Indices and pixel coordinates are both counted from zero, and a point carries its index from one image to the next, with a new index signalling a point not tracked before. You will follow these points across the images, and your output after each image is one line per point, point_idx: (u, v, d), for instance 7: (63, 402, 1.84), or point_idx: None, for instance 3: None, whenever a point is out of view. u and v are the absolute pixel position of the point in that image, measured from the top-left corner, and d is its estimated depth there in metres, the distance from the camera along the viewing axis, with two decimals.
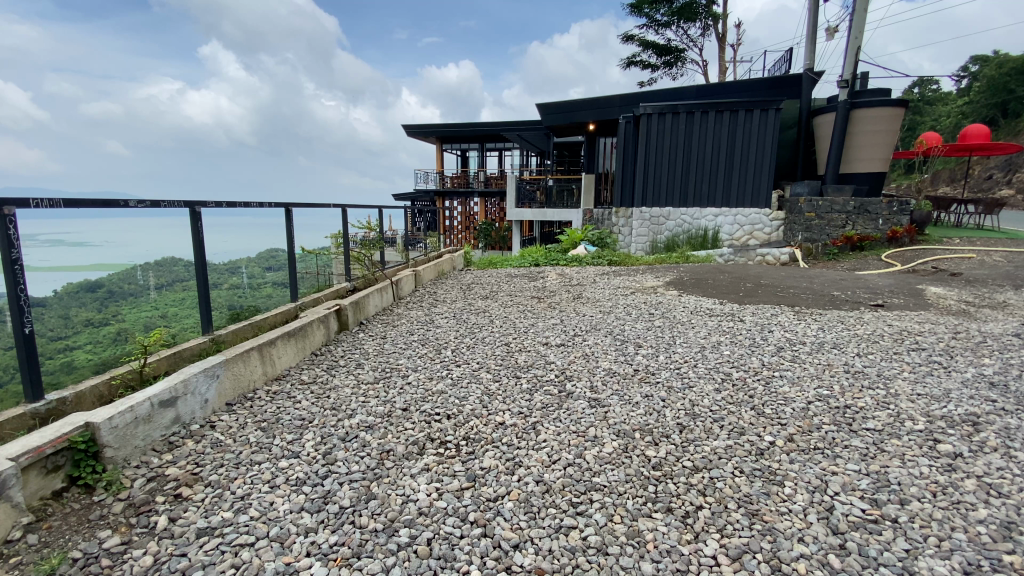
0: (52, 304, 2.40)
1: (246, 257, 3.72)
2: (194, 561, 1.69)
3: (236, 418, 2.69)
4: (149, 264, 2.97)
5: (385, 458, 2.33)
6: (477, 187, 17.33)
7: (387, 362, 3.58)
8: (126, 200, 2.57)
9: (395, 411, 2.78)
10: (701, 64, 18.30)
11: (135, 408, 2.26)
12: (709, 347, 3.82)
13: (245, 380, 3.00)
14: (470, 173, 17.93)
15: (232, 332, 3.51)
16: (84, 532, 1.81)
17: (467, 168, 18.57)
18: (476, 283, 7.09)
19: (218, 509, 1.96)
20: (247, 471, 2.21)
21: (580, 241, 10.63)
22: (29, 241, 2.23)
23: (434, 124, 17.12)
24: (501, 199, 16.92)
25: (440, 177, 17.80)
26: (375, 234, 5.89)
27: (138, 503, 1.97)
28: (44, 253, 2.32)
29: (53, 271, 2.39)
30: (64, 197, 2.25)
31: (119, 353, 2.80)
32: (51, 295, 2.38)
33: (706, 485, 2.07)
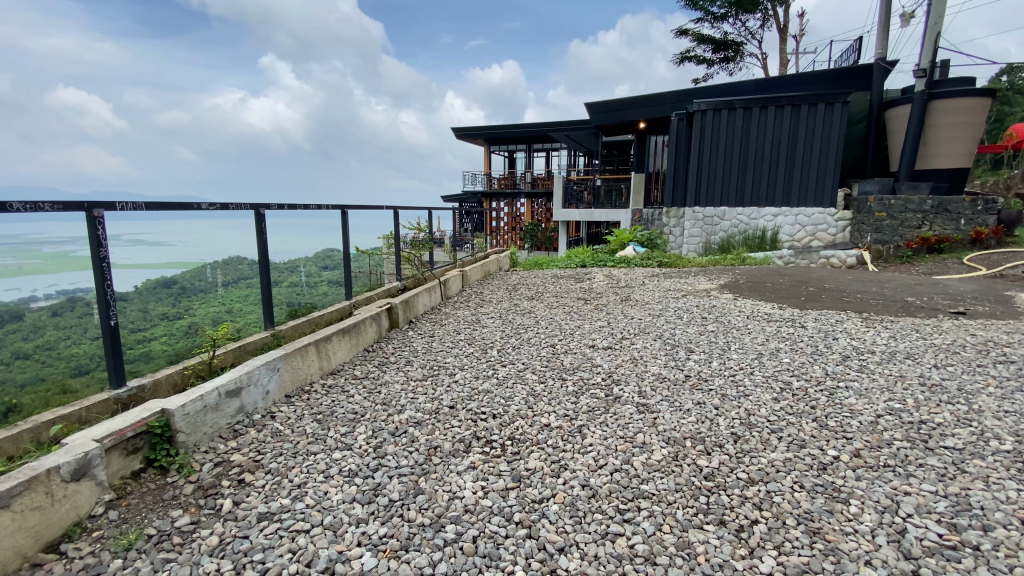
0: (133, 299, 2.63)
1: (304, 257, 3.95)
2: (256, 543, 1.81)
3: (294, 410, 2.82)
4: (216, 263, 3.19)
5: (432, 454, 2.37)
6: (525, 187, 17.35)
7: (435, 360, 3.65)
8: (199, 203, 2.77)
9: (441, 408, 2.83)
10: (761, 56, 17.41)
11: (205, 397, 2.41)
12: (766, 353, 3.64)
13: (303, 374, 3.14)
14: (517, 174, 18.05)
15: (292, 327, 3.72)
16: (159, 511, 1.97)
17: (515, 169, 18.66)
18: (521, 283, 7.11)
19: (276, 495, 2.07)
20: (304, 461, 2.32)
21: (630, 241, 10.60)
22: (114, 241, 2.44)
23: (483, 127, 17.36)
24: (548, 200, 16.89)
25: (488, 179, 18.06)
26: (424, 235, 6.00)
27: (206, 485, 2.11)
28: (127, 253, 2.54)
29: (133, 269, 2.60)
30: (146, 201, 2.45)
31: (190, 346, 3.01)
32: (132, 291, 2.62)
33: (763, 500, 1.97)
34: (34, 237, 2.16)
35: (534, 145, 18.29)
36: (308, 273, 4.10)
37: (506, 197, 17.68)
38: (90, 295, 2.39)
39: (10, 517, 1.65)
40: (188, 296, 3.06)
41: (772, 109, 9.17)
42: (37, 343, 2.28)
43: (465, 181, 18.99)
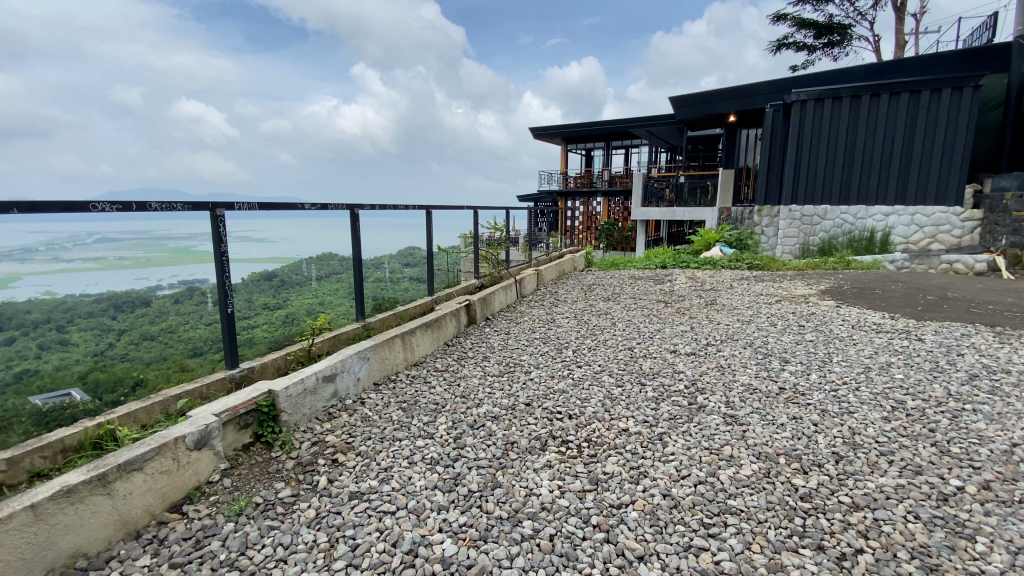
0: (240, 289, 2.89)
1: (388, 255, 4.16)
2: (347, 519, 1.95)
3: (381, 397, 2.99)
4: (312, 258, 3.45)
5: (510, 449, 2.41)
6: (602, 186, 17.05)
7: (511, 357, 3.69)
8: (303, 203, 3.03)
9: (518, 405, 2.86)
10: (872, 40, 15.78)
11: (305, 380, 2.63)
12: (874, 368, 3.30)
13: (390, 363, 3.31)
14: (594, 173, 17.79)
15: (380, 320, 3.99)
16: (265, 482, 2.18)
17: (592, 168, 18.42)
18: (597, 284, 7.00)
19: (366, 475, 2.22)
20: (391, 445, 2.46)
21: (716, 242, 10.09)
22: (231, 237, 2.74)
23: (561, 125, 17.33)
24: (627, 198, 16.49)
25: (564, 178, 17.99)
26: (501, 234, 6.09)
27: (305, 462, 2.30)
28: (236, 248, 2.79)
29: (242, 262, 2.86)
30: (259, 201, 2.72)
31: (286, 334, 3.29)
32: (239, 282, 2.87)
33: (869, 528, 1.79)
34: (160, 233, 2.52)
35: (613, 142, 17.96)
36: (391, 270, 4.29)
37: (582, 196, 17.63)
38: (206, 285, 2.70)
39: (143, 478, 1.92)
40: (286, 288, 3.32)
41: (885, 97, 8.31)
42: (160, 327, 2.62)
43: (541, 180, 19.06)
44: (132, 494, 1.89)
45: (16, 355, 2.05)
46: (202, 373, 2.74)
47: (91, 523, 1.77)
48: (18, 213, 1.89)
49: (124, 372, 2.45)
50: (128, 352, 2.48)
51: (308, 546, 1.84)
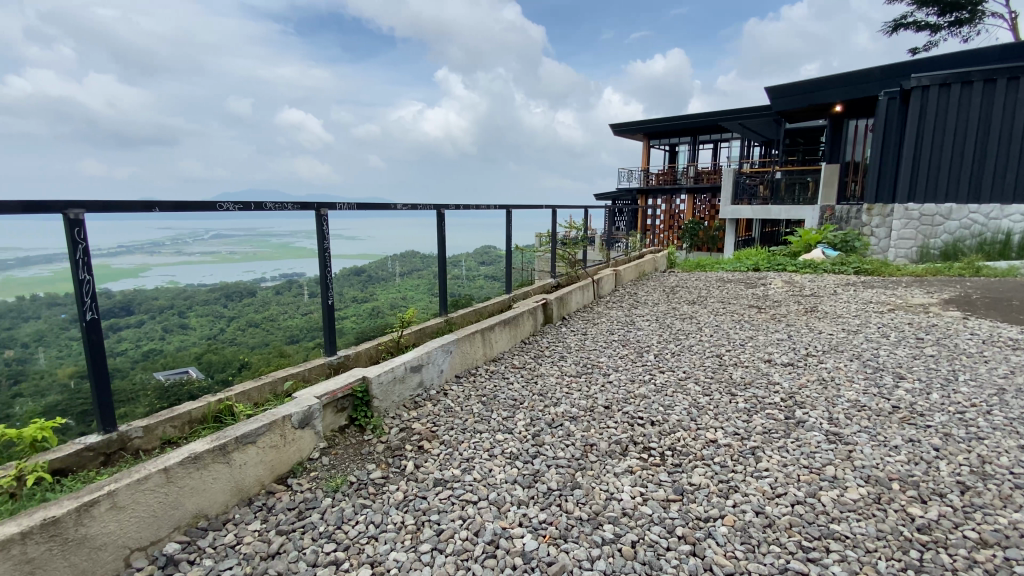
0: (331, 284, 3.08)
1: (465, 253, 4.26)
2: (433, 505, 2.07)
3: (462, 390, 3.11)
4: (396, 255, 3.65)
5: (589, 451, 2.40)
6: (686, 183, 16.35)
7: (589, 359, 3.66)
8: (396, 203, 3.23)
9: (597, 407, 2.84)
10: (1012, 14, 13.76)
11: (395, 369, 2.79)
12: (1013, 390, 2.88)
13: (470, 357, 3.42)
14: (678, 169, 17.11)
15: (461, 315, 4.16)
16: (358, 462, 2.38)
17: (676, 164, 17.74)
18: (681, 286, 6.75)
19: (449, 464, 2.35)
20: (472, 437, 2.57)
21: (818, 243, 9.29)
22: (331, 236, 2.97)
23: (642, 121, 16.89)
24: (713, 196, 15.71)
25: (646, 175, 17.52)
26: (580, 233, 6.06)
27: (393, 447, 2.49)
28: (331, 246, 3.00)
29: (338, 259, 3.05)
30: (357, 202, 2.94)
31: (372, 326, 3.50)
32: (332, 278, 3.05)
33: (1003, 570, 1.57)
34: (265, 231, 2.76)
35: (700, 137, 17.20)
36: (466, 268, 4.40)
37: (664, 193, 17.08)
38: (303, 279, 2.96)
39: (256, 450, 2.15)
40: (373, 283, 3.52)
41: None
42: (263, 315, 2.89)
43: (620, 178, 18.70)
44: (247, 465, 2.12)
45: (145, 336, 2.35)
46: (297, 360, 3.04)
47: (214, 488, 2.01)
48: (159, 211, 2.17)
49: (233, 355, 2.74)
50: (236, 336, 2.76)
51: (397, 526, 1.98)
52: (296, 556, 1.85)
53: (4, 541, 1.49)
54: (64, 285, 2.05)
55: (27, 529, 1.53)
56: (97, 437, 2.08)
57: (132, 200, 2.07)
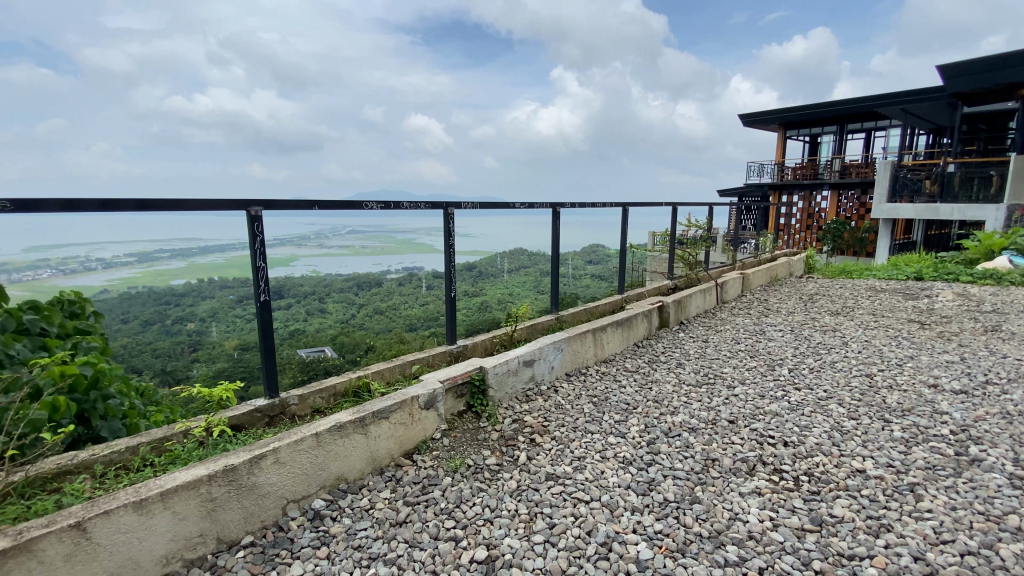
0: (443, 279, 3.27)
1: (573, 251, 4.20)
2: (545, 498, 2.10)
3: (574, 388, 3.10)
4: (504, 252, 3.72)
5: (711, 466, 2.26)
6: (830, 178, 14.56)
7: (710, 368, 3.44)
8: (515, 202, 3.36)
9: (720, 420, 2.66)
10: None
11: (509, 362, 2.88)
12: None
13: (581, 357, 3.41)
14: (821, 162, 15.23)
15: (573, 315, 4.20)
16: (474, 447, 2.50)
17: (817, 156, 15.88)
18: (821, 294, 6.06)
19: (561, 461, 2.37)
20: (583, 436, 2.56)
21: (1005, 249, 7.78)
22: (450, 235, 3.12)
23: (778, 110, 15.44)
24: (862, 193, 13.84)
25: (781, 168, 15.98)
26: (703, 232, 5.73)
27: (507, 436, 2.57)
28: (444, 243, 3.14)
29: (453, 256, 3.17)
30: (480, 202, 3.13)
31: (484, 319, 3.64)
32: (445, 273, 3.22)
33: None
34: (393, 229, 2.95)
35: (848, 125, 15.25)
36: (574, 266, 4.36)
37: (801, 188, 15.41)
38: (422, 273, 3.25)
39: (388, 425, 2.35)
40: (483, 278, 3.63)
41: None
42: (388, 304, 3.28)
43: (748, 173, 17.29)
44: (380, 437, 2.33)
45: (291, 318, 2.70)
46: (415, 347, 3.29)
47: (354, 455, 2.25)
48: (317, 209, 2.50)
49: (361, 338, 3.07)
50: (365, 322, 3.15)
51: (511, 513, 2.04)
52: (420, 528, 1.99)
53: (197, 480, 1.81)
54: (231, 271, 2.50)
55: (212, 472, 1.85)
56: (264, 400, 2.46)
57: (297, 200, 2.40)
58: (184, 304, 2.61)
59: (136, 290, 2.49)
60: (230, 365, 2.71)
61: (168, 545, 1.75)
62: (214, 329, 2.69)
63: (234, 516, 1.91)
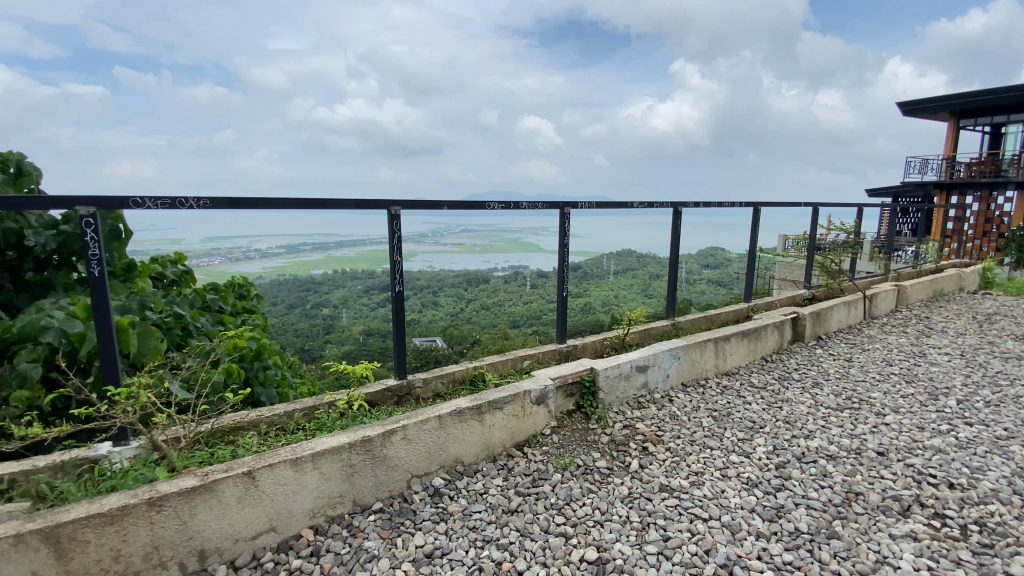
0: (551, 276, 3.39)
1: (688, 254, 4.01)
2: (658, 509, 2.03)
3: (691, 399, 2.96)
4: (611, 253, 3.68)
5: (852, 499, 2.01)
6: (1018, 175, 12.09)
7: (853, 391, 3.06)
8: (632, 202, 3.35)
9: (865, 451, 2.36)
10: None
11: (622, 366, 2.82)
12: None
13: (700, 367, 3.23)
14: (1004, 155, 12.46)
15: (690, 321, 4.04)
16: (585, 448, 2.49)
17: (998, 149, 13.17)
18: (1004, 315, 5.07)
19: (676, 473, 2.27)
20: (701, 451, 2.43)
21: None
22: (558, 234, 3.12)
23: (948, 96, 13.18)
24: None
25: (948, 164, 13.64)
26: (850, 237, 5.11)
27: (618, 441, 2.52)
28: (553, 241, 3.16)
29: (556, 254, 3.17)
30: (596, 201, 3.19)
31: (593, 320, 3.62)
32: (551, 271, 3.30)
33: None
34: (501, 227, 3.02)
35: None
36: (687, 270, 4.14)
37: (979, 187, 12.99)
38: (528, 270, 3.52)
39: (502, 416, 2.44)
40: (587, 279, 3.53)
41: None
42: (493, 301, 3.71)
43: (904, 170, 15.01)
44: (494, 427, 2.42)
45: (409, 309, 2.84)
46: (517, 343, 3.35)
47: (470, 440, 2.37)
48: (447, 210, 2.68)
49: (468, 332, 3.33)
50: (471, 316, 3.53)
51: (622, 519, 2.00)
52: (531, 519, 2.04)
53: (340, 447, 2.03)
54: (360, 263, 2.80)
55: (352, 441, 2.06)
56: (394, 380, 2.71)
57: (428, 200, 2.61)
58: (321, 291, 3.07)
59: (286, 278, 2.99)
60: (356, 347, 3.02)
61: (315, 500, 2.00)
62: (344, 315, 3.15)
63: (367, 483, 2.12)
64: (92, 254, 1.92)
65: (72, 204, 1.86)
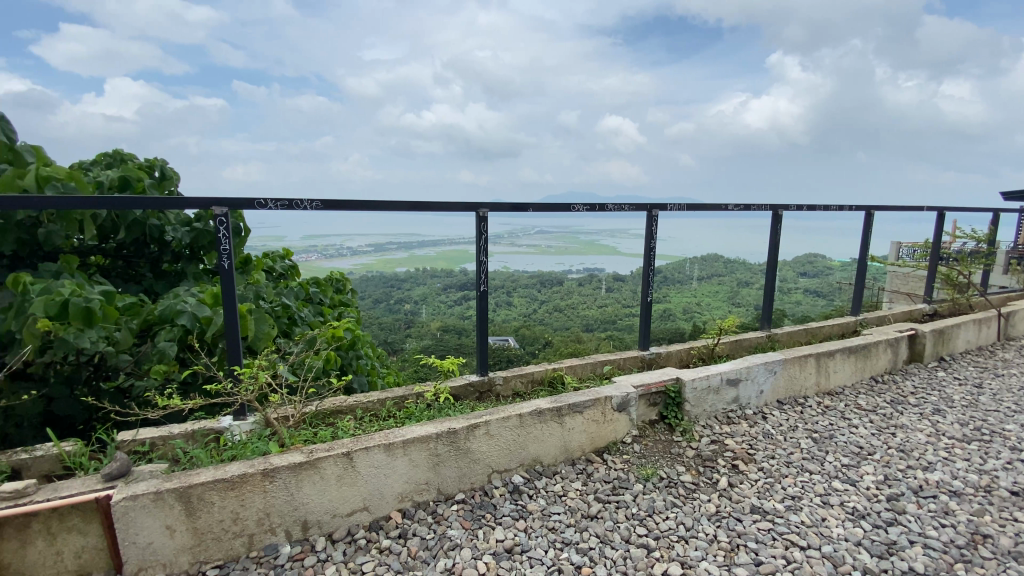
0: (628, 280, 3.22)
1: (784, 262, 3.72)
2: (749, 530, 1.92)
3: (787, 418, 2.76)
4: (693, 257, 3.46)
5: (982, 544, 1.79)
6: None
7: (985, 422, 2.70)
8: (727, 204, 3.19)
9: (998, 490, 2.10)
10: None
11: (711, 378, 2.69)
12: None
13: (798, 385, 3.00)
14: None
15: (786, 334, 3.80)
16: (668, 460, 2.41)
17: None
18: None
19: (770, 495, 2.13)
20: (799, 474, 2.27)
21: None
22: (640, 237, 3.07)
23: None
24: None
25: None
26: (982, 246, 4.50)
27: (705, 456, 2.41)
28: (632, 244, 3.06)
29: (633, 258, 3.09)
30: (687, 203, 3.08)
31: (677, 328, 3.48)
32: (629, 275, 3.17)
33: None
34: (576, 229, 3.00)
35: None
36: (782, 279, 3.84)
37: None
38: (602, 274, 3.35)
39: (583, 420, 2.42)
40: (666, 284, 3.31)
41: None
42: (568, 303, 3.44)
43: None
44: (574, 430, 2.42)
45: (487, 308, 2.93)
46: (590, 347, 3.32)
47: (550, 441, 2.38)
48: (532, 212, 2.71)
49: (541, 333, 3.24)
50: (546, 317, 3.32)
51: (709, 537, 1.91)
52: (611, 527, 2.01)
53: (428, 437, 2.13)
54: (439, 262, 2.89)
55: (439, 432, 2.15)
56: (474, 376, 2.78)
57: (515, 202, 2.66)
58: (404, 287, 3.26)
59: (373, 273, 3.21)
60: (433, 342, 3.07)
61: (403, 486, 2.11)
62: (423, 311, 3.22)
63: (451, 473, 2.20)
64: (223, 249, 2.18)
65: (208, 205, 2.12)
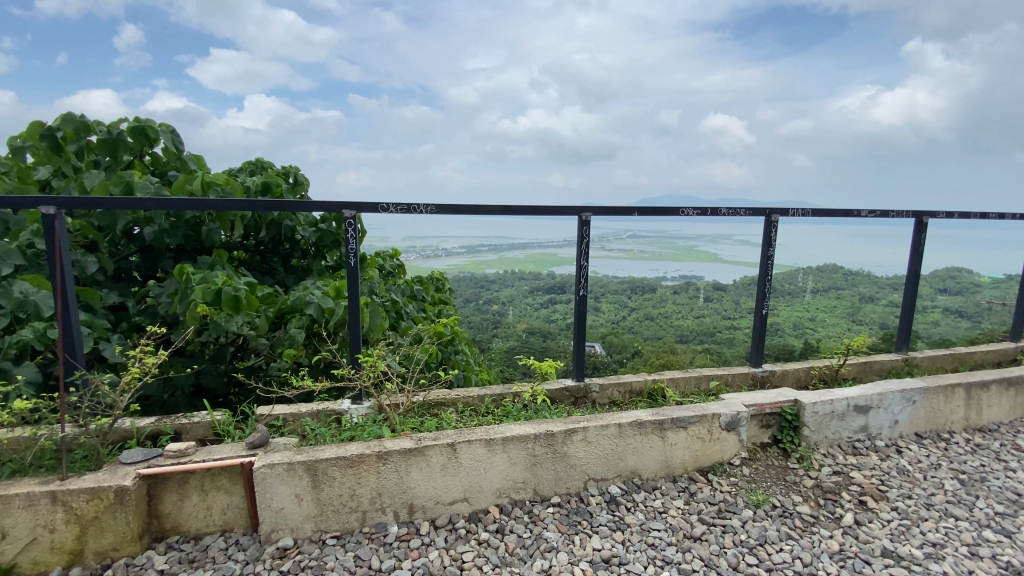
0: (731, 290, 3.19)
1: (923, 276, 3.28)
2: None
3: (928, 455, 2.42)
4: (807, 267, 3.17)
5: None
6: None
7: None
8: (860, 210, 2.88)
9: None
10: None
11: (836, 403, 2.44)
12: None
13: (942, 418, 2.62)
14: None
15: (929, 359, 3.31)
16: (782, 487, 2.23)
17: None
18: None
19: (905, 539, 1.89)
20: (943, 520, 1.99)
21: None
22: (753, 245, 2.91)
23: None
24: None
25: None
26: None
27: (826, 488, 2.19)
28: (734, 251, 3.01)
29: (736, 265, 3.05)
30: (812, 209, 2.84)
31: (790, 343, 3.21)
32: (731, 283, 3.16)
33: None
34: (671, 234, 2.94)
35: None
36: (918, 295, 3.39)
37: None
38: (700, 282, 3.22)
39: (687, 435, 2.32)
40: (776, 296, 3.05)
41: None
42: (660, 311, 3.20)
43: None
44: (676, 445, 2.32)
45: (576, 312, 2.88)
46: (685, 360, 3.11)
47: (649, 454, 2.31)
48: (637, 216, 2.65)
49: (630, 341, 3.04)
50: (635, 325, 3.10)
51: None
52: (716, 551, 1.90)
53: (527, 436, 2.17)
54: (528, 265, 2.97)
55: (538, 433, 2.18)
56: (573, 382, 2.80)
57: (620, 206, 2.63)
58: (492, 288, 3.23)
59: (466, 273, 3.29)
60: (519, 343, 3.08)
61: (501, 482, 2.17)
62: (510, 312, 3.21)
63: (548, 475, 2.22)
64: (350, 248, 2.39)
65: (340, 208, 2.34)
